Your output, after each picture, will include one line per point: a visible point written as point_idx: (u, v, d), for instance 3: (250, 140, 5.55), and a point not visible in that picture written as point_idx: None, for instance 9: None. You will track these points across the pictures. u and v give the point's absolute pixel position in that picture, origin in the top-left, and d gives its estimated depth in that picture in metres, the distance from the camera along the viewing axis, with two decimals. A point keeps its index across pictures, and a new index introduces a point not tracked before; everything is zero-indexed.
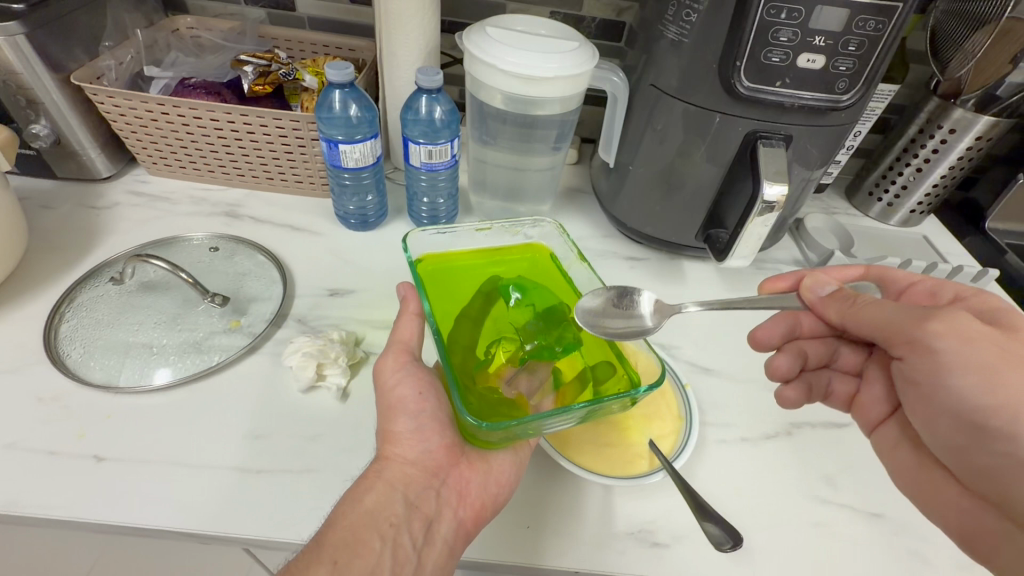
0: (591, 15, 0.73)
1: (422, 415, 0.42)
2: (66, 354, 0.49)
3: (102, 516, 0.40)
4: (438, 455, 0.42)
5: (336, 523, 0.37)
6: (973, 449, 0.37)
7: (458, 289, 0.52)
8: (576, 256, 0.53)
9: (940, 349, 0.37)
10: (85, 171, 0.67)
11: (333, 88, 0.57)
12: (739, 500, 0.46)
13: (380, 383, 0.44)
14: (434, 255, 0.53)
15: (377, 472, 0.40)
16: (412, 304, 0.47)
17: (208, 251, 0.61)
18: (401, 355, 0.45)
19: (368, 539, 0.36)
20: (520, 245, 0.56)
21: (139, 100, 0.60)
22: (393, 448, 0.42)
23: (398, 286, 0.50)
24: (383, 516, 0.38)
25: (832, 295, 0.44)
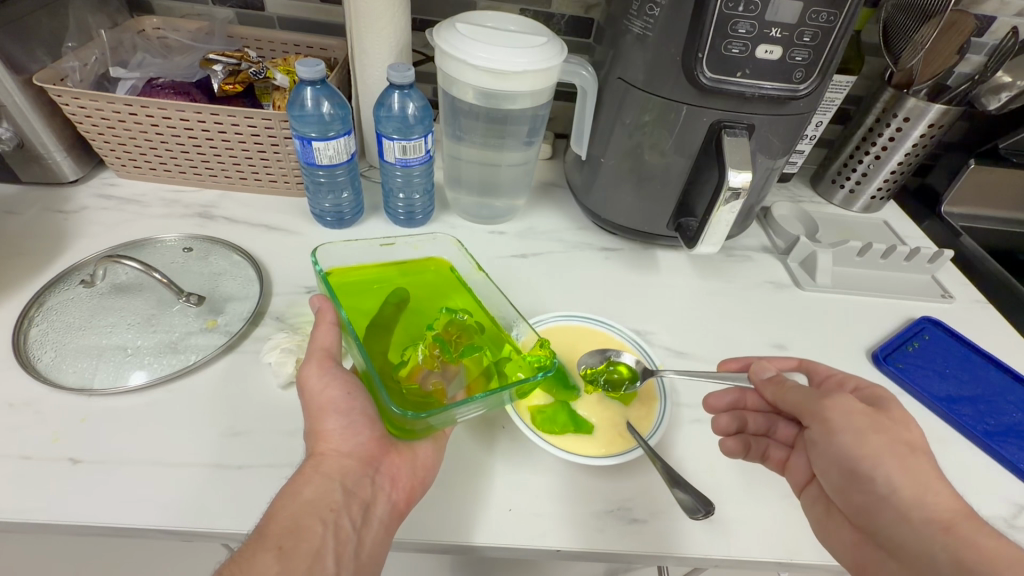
0: (561, 12, 0.75)
1: (353, 412, 0.43)
2: (37, 358, 0.49)
3: (81, 517, 0.39)
4: (370, 446, 0.43)
5: (275, 516, 0.37)
6: (851, 489, 0.40)
7: (368, 300, 0.53)
8: (474, 266, 0.56)
9: (831, 416, 0.41)
10: (50, 174, 0.66)
11: (304, 85, 0.57)
12: (714, 475, 0.47)
13: (306, 388, 0.43)
14: (341, 269, 0.54)
15: (313, 467, 0.40)
16: (329, 315, 0.47)
17: (182, 252, 0.60)
18: (325, 361, 0.44)
19: (311, 524, 0.37)
20: (421, 259, 0.58)
21: (106, 101, 0.59)
22: (325, 444, 0.42)
23: (310, 299, 0.48)
24: (322, 503, 0.38)
25: (771, 379, 0.46)
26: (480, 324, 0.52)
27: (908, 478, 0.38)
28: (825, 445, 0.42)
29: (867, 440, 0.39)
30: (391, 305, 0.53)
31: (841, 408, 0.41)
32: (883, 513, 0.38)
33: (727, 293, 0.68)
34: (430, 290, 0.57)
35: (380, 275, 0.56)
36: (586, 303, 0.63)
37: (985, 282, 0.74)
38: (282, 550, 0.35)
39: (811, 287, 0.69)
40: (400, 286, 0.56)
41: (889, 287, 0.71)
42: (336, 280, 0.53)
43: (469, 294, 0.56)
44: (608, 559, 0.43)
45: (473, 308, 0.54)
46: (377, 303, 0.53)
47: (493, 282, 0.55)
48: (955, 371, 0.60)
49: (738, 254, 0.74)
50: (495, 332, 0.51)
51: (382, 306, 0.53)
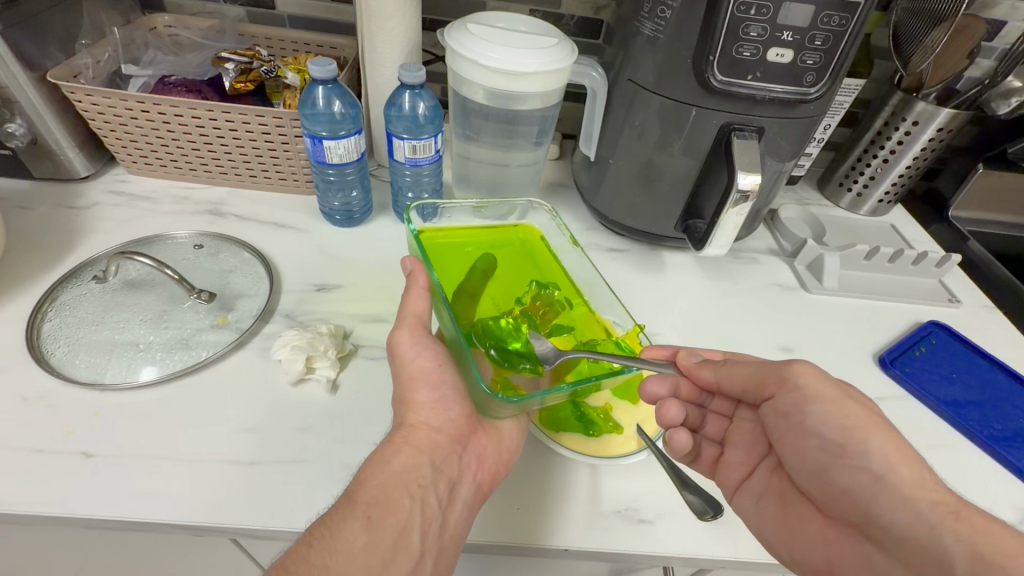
0: (571, 13, 0.75)
1: (443, 386, 0.44)
2: (50, 352, 0.49)
3: (94, 511, 0.40)
4: (460, 424, 0.44)
5: (365, 483, 0.38)
6: (833, 469, 0.40)
7: (452, 263, 0.54)
8: (568, 239, 0.57)
9: (802, 384, 0.42)
10: (62, 170, 0.66)
11: (316, 84, 0.58)
12: (721, 478, 0.48)
13: (396, 355, 0.44)
14: (432, 231, 0.56)
15: (404, 438, 0.42)
16: (421, 279, 0.47)
17: (193, 249, 0.61)
18: (416, 329, 0.45)
19: (399, 497, 0.38)
20: (512, 225, 0.59)
21: (119, 98, 0.59)
22: (417, 416, 0.43)
23: (403, 260, 0.49)
24: (411, 477, 0.39)
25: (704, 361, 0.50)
26: (568, 299, 0.54)
27: (900, 451, 0.38)
28: (797, 414, 0.43)
29: (846, 410, 0.40)
30: (479, 272, 0.54)
31: (812, 378, 0.42)
32: (874, 495, 0.38)
33: (733, 296, 0.68)
34: (516, 261, 0.57)
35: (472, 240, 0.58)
36: None
37: (992, 287, 0.74)
38: (370, 519, 0.36)
39: (819, 291, 0.69)
40: (488, 252, 0.57)
41: (895, 291, 0.71)
42: (428, 240, 0.55)
43: (555, 267, 0.57)
44: (615, 559, 0.43)
45: (562, 283, 0.56)
46: (463, 268, 0.54)
47: (586, 257, 0.56)
48: (962, 376, 0.60)
49: (745, 256, 0.74)
50: (585, 311, 0.53)
51: (471, 271, 0.54)
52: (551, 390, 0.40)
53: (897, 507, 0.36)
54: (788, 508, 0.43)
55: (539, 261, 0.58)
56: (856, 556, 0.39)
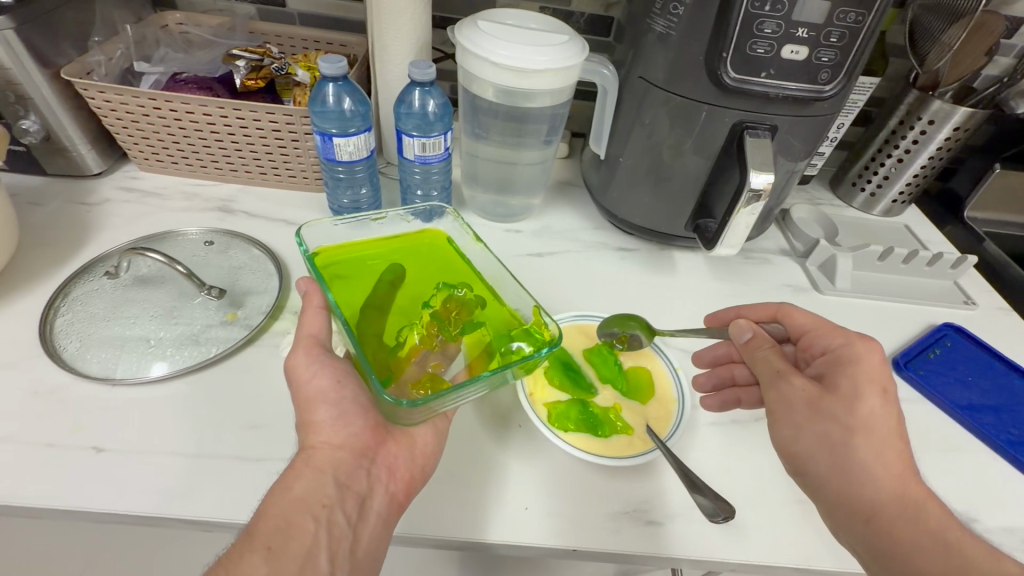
0: (581, 10, 0.75)
1: (343, 402, 0.42)
2: (62, 347, 0.49)
3: (103, 505, 0.40)
4: (364, 436, 0.43)
5: (264, 514, 0.37)
6: (845, 444, 0.39)
7: (357, 281, 0.52)
8: (472, 238, 0.56)
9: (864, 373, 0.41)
10: (75, 167, 0.67)
11: (326, 81, 0.58)
12: (731, 480, 0.47)
13: (294, 378, 0.43)
14: (330, 248, 0.53)
15: (303, 462, 0.40)
16: (315, 299, 0.46)
17: (203, 246, 0.61)
18: (312, 348, 0.44)
19: (302, 523, 0.37)
20: (418, 231, 0.58)
21: (132, 95, 0.59)
22: (317, 437, 0.41)
23: (298, 282, 0.48)
24: (313, 499, 0.38)
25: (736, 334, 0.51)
26: (480, 296, 0.53)
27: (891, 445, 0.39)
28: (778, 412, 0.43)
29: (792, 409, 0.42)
30: (385, 284, 0.53)
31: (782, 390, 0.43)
32: (850, 469, 0.39)
33: (744, 296, 0.67)
34: (425, 266, 0.56)
35: (376, 248, 0.56)
36: (601, 304, 0.63)
37: (1009, 289, 0.73)
38: (270, 551, 0.36)
39: (831, 291, 0.68)
40: (396, 261, 0.55)
41: (909, 293, 0.70)
42: (325, 260, 0.53)
43: (468, 267, 0.56)
44: (623, 560, 0.42)
45: (473, 284, 0.54)
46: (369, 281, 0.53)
47: (489, 251, 0.56)
48: (978, 379, 0.59)
49: (757, 256, 0.73)
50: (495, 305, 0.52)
51: (377, 285, 0.52)
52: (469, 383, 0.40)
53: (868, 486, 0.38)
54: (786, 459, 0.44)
55: (449, 266, 0.57)
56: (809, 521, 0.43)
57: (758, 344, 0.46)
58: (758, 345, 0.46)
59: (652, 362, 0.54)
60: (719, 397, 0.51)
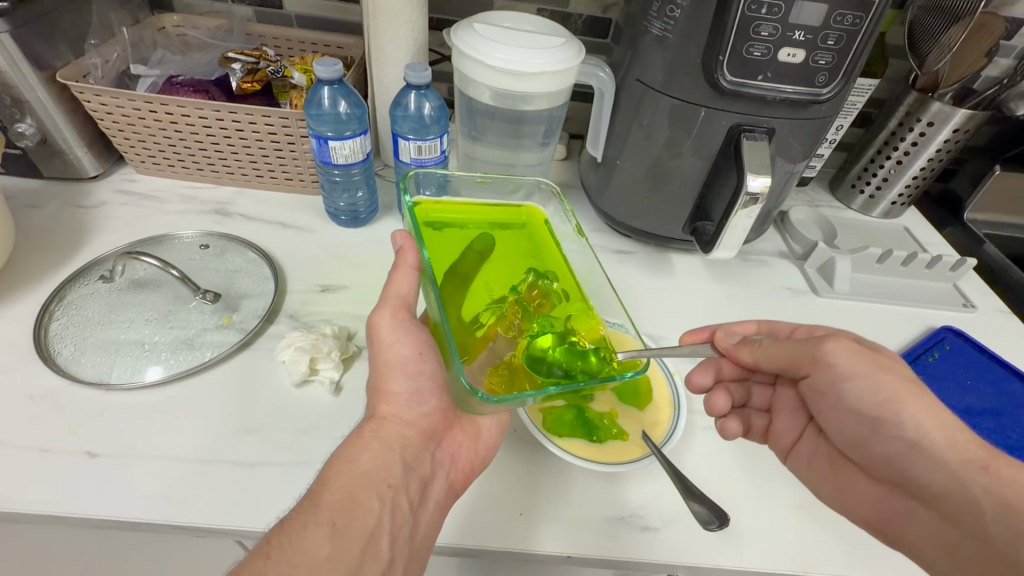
0: (579, 12, 0.74)
1: (420, 376, 0.44)
2: (57, 351, 0.49)
3: (97, 510, 0.40)
4: (432, 419, 0.45)
5: (329, 485, 0.38)
6: (874, 441, 0.41)
7: (449, 246, 0.54)
8: (573, 227, 0.58)
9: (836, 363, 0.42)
10: (71, 170, 0.67)
11: (321, 85, 0.57)
12: (727, 485, 0.47)
13: (378, 337, 0.45)
14: (428, 203, 0.57)
15: (373, 433, 0.42)
16: (411, 260, 0.47)
17: (198, 249, 0.61)
18: (399, 312, 0.45)
19: (368, 500, 0.38)
20: (518, 206, 0.60)
21: (127, 98, 0.59)
22: (388, 408, 0.43)
23: (394, 235, 0.49)
24: (381, 477, 0.39)
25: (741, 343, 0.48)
26: (566, 292, 0.53)
27: (934, 419, 0.39)
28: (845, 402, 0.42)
29: (879, 383, 0.41)
30: (474, 255, 0.54)
31: (847, 355, 0.42)
32: (911, 460, 0.39)
33: (742, 298, 0.67)
34: (518, 246, 0.58)
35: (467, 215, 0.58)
36: None
37: (1008, 292, 0.72)
38: (336, 526, 0.36)
39: (829, 294, 0.68)
40: (485, 233, 0.57)
41: (908, 296, 0.69)
42: (423, 212, 0.56)
43: (560, 258, 0.57)
44: (619, 566, 0.42)
45: (562, 275, 0.55)
46: (458, 250, 0.54)
47: (586, 246, 0.57)
48: (976, 383, 0.59)
49: (755, 258, 0.73)
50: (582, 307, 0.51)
51: (465, 254, 0.54)
52: (541, 391, 0.38)
53: (931, 467, 0.38)
54: (838, 468, 0.45)
55: (541, 251, 0.58)
56: (900, 511, 0.41)
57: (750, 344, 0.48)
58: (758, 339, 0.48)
59: (648, 365, 0.54)
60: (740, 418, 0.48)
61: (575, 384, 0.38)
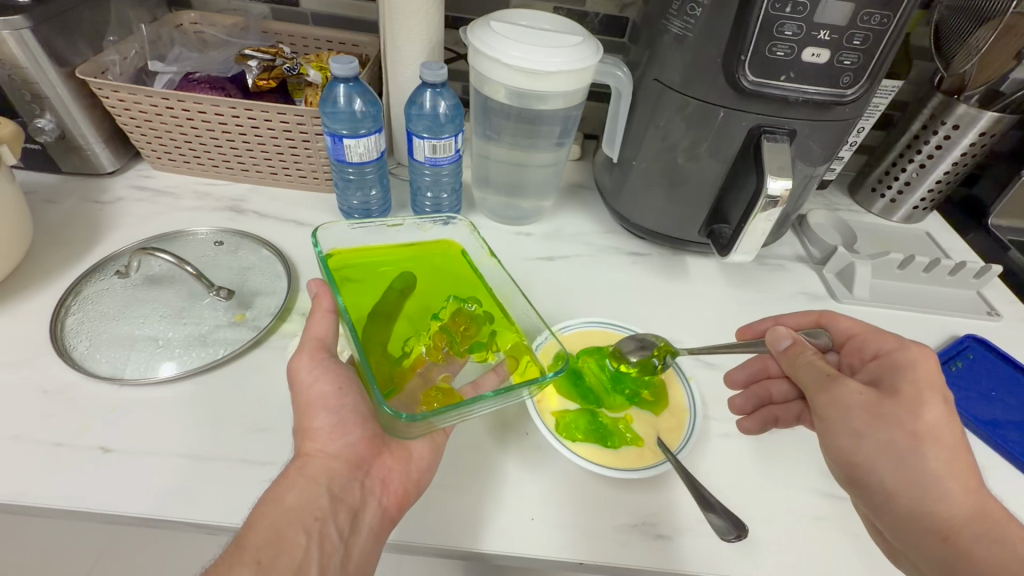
0: (596, 10, 0.74)
1: (342, 410, 0.42)
2: (73, 346, 0.50)
3: (108, 506, 0.40)
4: (359, 448, 0.42)
5: (254, 524, 0.37)
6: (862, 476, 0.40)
7: (369, 287, 0.53)
8: (486, 251, 0.56)
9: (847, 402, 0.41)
10: (89, 165, 0.67)
11: (337, 83, 0.57)
12: (742, 494, 0.46)
13: (295, 380, 0.43)
14: (344, 251, 0.54)
15: (298, 470, 0.40)
16: (326, 302, 0.46)
17: (212, 246, 0.61)
18: (317, 352, 0.43)
19: (294, 534, 0.36)
20: (435, 240, 0.58)
21: (145, 94, 0.60)
22: (313, 445, 0.41)
23: (308, 283, 0.47)
24: (307, 510, 0.38)
25: (788, 349, 0.46)
26: (489, 313, 0.53)
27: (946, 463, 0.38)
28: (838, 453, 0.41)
29: (880, 428, 0.39)
30: (395, 292, 0.53)
31: (838, 412, 0.41)
32: (903, 496, 0.38)
33: (759, 303, 0.66)
34: (437, 279, 0.56)
35: (387, 254, 0.56)
36: (612, 311, 0.62)
37: None
38: (261, 564, 0.35)
39: (848, 300, 0.66)
40: (407, 269, 0.56)
41: (931, 303, 0.67)
42: (338, 263, 0.53)
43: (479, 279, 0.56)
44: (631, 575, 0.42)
45: (483, 298, 0.54)
46: (378, 289, 0.53)
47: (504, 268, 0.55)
48: (1002, 394, 0.57)
49: (772, 262, 0.72)
50: (504, 324, 0.52)
51: (386, 293, 0.53)
52: (479, 399, 0.40)
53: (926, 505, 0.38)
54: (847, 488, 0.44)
55: (459, 277, 0.57)
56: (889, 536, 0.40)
57: (796, 352, 0.45)
58: (798, 354, 0.45)
59: (664, 370, 0.53)
60: (759, 417, 0.49)
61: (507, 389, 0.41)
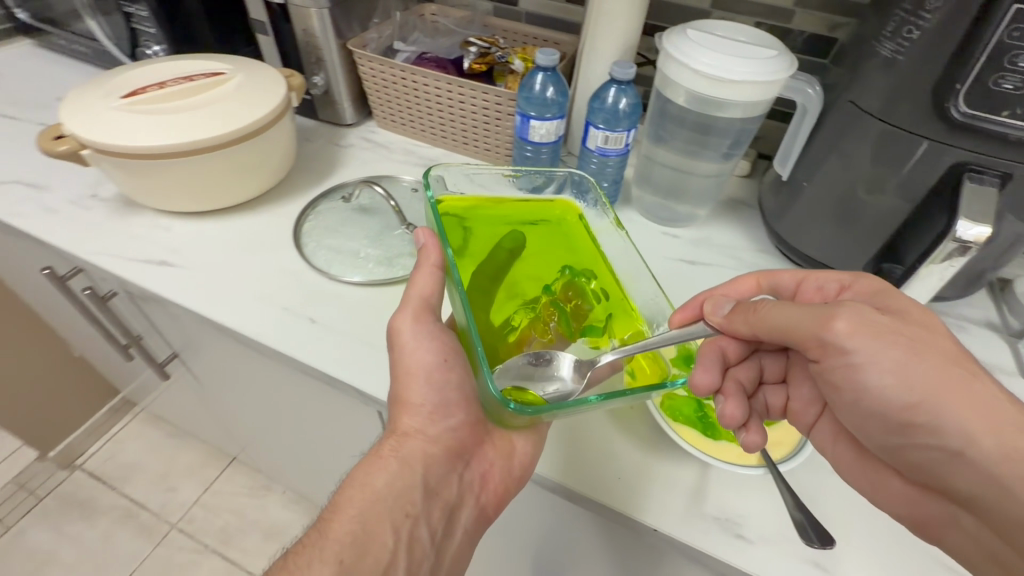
0: (801, 28, 0.72)
1: (443, 385, 0.46)
2: (305, 244, 0.66)
3: (309, 359, 0.54)
4: (459, 433, 0.47)
5: (342, 519, 0.43)
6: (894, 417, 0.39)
7: (477, 243, 0.55)
8: (611, 222, 0.58)
9: (852, 340, 0.38)
10: (337, 117, 0.86)
11: (537, 71, 0.66)
12: (843, 531, 0.44)
13: (401, 342, 0.47)
14: (454, 199, 0.57)
15: (393, 452, 0.45)
16: (433, 257, 0.49)
17: (410, 192, 0.75)
18: (420, 314, 0.47)
19: (381, 532, 0.42)
20: (550, 201, 0.60)
21: (389, 66, 0.75)
22: (408, 422, 0.46)
23: (416, 232, 0.50)
24: (400, 506, 0.44)
25: (735, 310, 0.43)
26: (606, 291, 0.54)
27: (969, 402, 0.36)
28: (846, 384, 0.39)
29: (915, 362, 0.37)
30: (503, 251, 0.56)
31: (865, 335, 0.38)
32: (952, 469, 0.37)
33: None
34: (550, 243, 0.58)
35: (492, 204, 0.58)
36: None
37: None
38: (343, 563, 0.40)
39: None
40: (516, 230, 0.58)
41: None
42: (447, 208, 0.56)
43: (597, 249, 0.57)
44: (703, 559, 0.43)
45: (600, 272, 0.55)
46: (485, 250, 0.55)
47: (626, 238, 0.57)
48: None
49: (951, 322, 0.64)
50: (621, 303, 0.53)
51: (495, 251, 0.55)
52: (582, 401, 0.38)
53: (982, 480, 0.35)
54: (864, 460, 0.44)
55: (577, 244, 0.58)
56: (942, 515, 0.39)
57: (741, 309, 0.43)
58: (742, 310, 0.43)
59: None
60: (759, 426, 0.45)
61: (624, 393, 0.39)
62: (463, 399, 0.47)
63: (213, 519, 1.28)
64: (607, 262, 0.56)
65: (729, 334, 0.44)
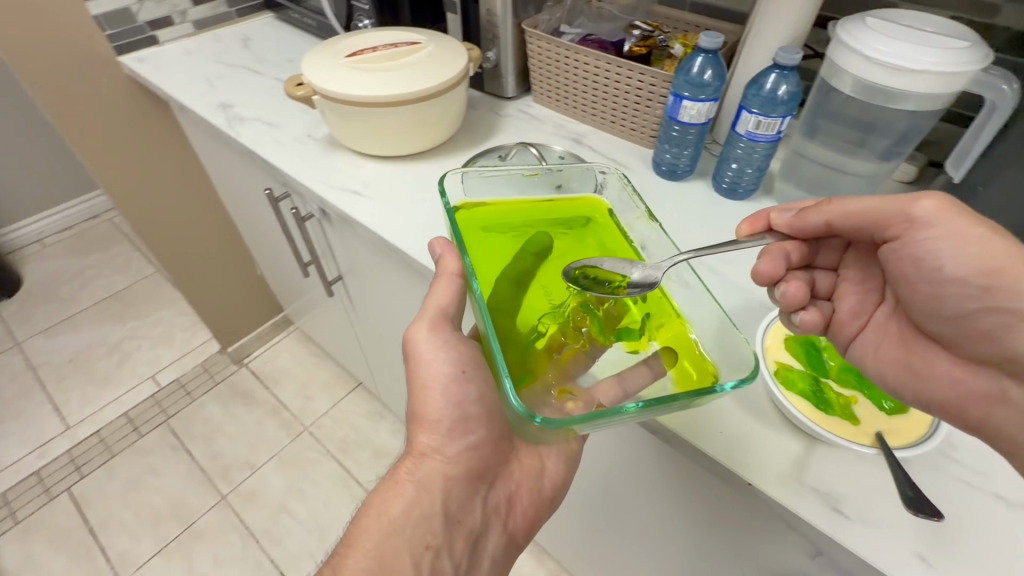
0: (1007, 24, 0.66)
1: (461, 394, 0.53)
2: None
3: None
4: (475, 453, 0.55)
5: (371, 546, 0.49)
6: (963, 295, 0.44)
7: (494, 250, 0.58)
8: (643, 215, 0.61)
9: (930, 219, 0.44)
10: (500, 89, 0.96)
11: (698, 53, 0.69)
12: (956, 537, 0.43)
13: (419, 354, 0.54)
14: (471, 205, 0.62)
15: (410, 476, 0.53)
16: (452, 265, 0.55)
17: (557, 158, 0.82)
18: (440, 321, 0.54)
19: (406, 556, 0.49)
20: (580, 200, 0.65)
21: (555, 44, 0.83)
22: (423, 445, 0.54)
23: (432, 244, 0.57)
24: (424, 532, 0.50)
25: (804, 211, 0.51)
26: (640, 290, 0.56)
27: None
28: (926, 257, 0.45)
29: (992, 239, 0.42)
30: (526, 254, 0.58)
31: (951, 214, 0.44)
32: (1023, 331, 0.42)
33: None
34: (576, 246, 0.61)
35: (517, 207, 0.63)
36: None
37: None
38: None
39: None
40: (544, 234, 0.61)
41: None
42: (464, 215, 0.61)
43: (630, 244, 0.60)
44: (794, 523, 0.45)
45: (629, 269, 0.58)
46: (506, 257, 0.57)
47: (660, 228, 0.59)
48: None
49: None
50: (658, 301, 0.55)
51: (520, 253, 0.58)
52: (613, 412, 0.39)
53: None
54: (910, 350, 0.50)
55: (615, 242, 0.61)
56: (990, 389, 0.45)
57: (812, 209, 0.51)
58: (819, 209, 0.50)
59: None
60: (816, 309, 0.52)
61: (657, 403, 0.40)
62: (479, 416, 0.54)
63: (337, 428, 1.50)
64: (636, 257, 0.59)
65: (798, 232, 0.52)
